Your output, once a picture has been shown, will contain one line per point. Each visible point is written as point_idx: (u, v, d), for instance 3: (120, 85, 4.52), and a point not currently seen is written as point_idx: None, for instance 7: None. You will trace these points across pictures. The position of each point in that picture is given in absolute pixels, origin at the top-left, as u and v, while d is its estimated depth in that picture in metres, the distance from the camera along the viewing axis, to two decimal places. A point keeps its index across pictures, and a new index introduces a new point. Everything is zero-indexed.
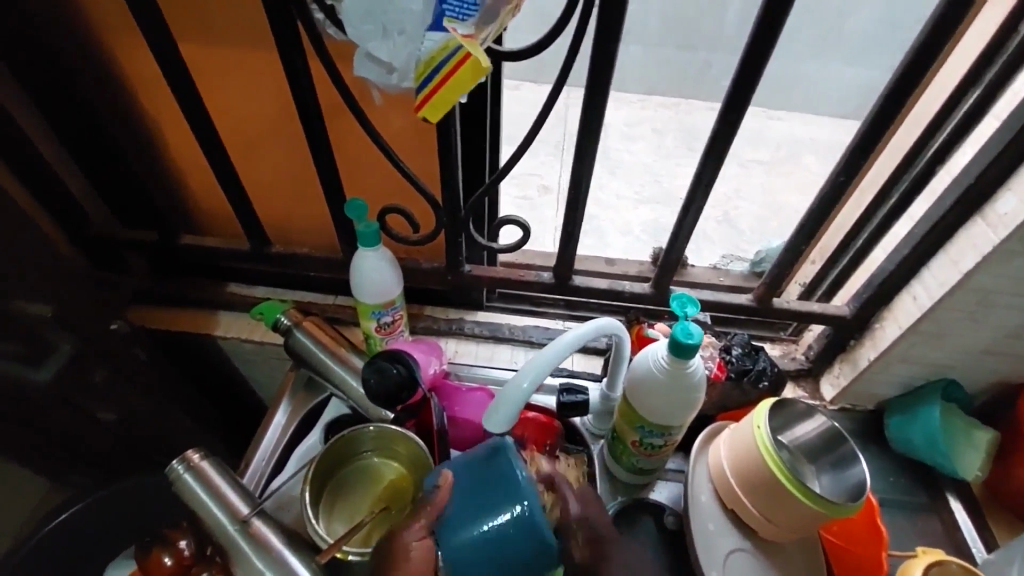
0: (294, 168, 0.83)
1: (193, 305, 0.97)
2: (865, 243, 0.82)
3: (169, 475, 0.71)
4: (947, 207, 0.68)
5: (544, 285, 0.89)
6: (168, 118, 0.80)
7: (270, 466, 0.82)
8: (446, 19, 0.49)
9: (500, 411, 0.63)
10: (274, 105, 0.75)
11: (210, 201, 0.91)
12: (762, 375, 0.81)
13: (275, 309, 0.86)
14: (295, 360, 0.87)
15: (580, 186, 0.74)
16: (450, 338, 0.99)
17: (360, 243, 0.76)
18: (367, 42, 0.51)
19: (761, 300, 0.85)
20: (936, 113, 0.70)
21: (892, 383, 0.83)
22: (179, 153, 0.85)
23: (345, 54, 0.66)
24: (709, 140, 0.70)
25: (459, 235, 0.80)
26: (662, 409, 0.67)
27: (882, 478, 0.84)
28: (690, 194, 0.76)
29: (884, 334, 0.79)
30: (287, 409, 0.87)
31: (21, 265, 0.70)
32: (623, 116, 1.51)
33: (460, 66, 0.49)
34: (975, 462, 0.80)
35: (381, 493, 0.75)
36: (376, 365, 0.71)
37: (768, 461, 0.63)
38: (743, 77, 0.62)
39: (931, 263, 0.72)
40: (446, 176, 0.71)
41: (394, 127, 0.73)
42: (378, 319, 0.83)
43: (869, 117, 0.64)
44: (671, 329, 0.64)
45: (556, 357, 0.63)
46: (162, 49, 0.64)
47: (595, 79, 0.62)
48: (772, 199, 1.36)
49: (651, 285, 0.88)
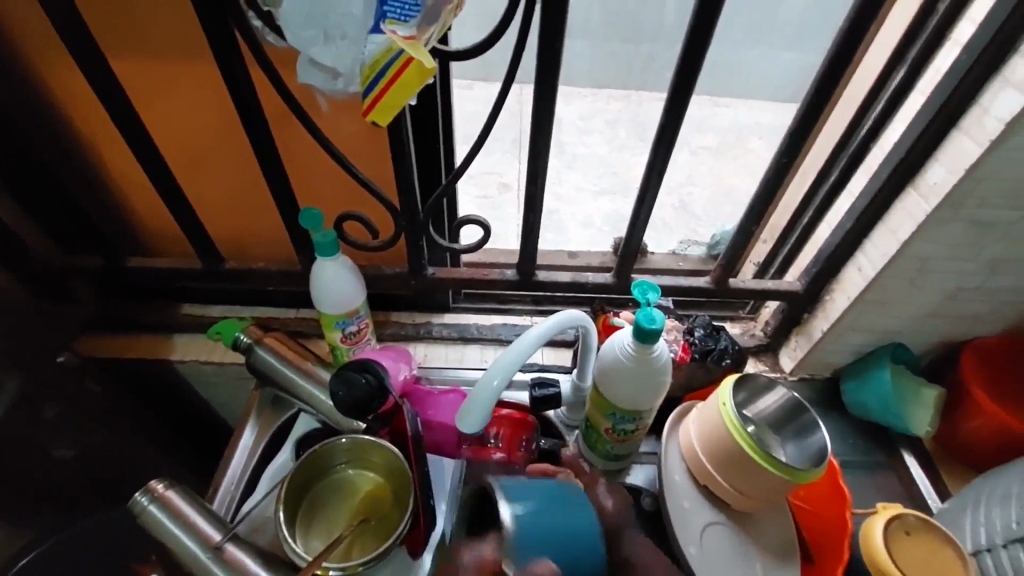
0: (244, 182, 0.81)
1: (147, 329, 0.94)
2: (811, 220, 0.86)
3: (133, 508, 0.68)
4: (882, 182, 0.72)
5: (508, 282, 0.89)
6: (103, 134, 0.76)
7: (240, 490, 0.80)
8: (388, 20, 0.48)
9: (473, 408, 0.63)
10: (215, 116, 0.73)
11: (157, 220, 0.88)
12: (724, 354, 0.84)
13: (234, 327, 0.84)
14: (258, 378, 0.85)
15: (537, 181, 0.74)
16: (419, 342, 0.98)
17: (318, 253, 0.75)
18: (309, 47, 0.51)
19: (720, 282, 0.88)
20: (868, 92, 0.73)
21: (845, 351, 0.87)
22: (118, 170, 0.81)
23: (288, 60, 0.64)
24: (659, 128, 0.71)
25: (419, 238, 0.80)
26: (632, 395, 0.68)
27: (842, 441, 0.89)
28: (644, 184, 0.77)
29: (835, 305, 0.82)
30: (254, 428, 0.85)
31: None
32: (575, 111, 1.53)
33: (405, 69, 0.49)
34: (924, 418, 0.85)
35: (359, 505, 0.74)
36: (344, 377, 0.69)
37: (733, 433, 0.66)
38: (687, 66, 0.64)
39: (872, 235, 0.76)
40: (401, 179, 0.71)
41: (344, 133, 0.71)
42: (343, 329, 0.82)
43: (807, 99, 0.67)
44: (635, 316, 0.65)
45: (525, 352, 0.63)
46: (89, 65, 0.61)
47: (543, 74, 0.62)
48: (723, 183, 1.41)
49: (613, 276, 0.90)
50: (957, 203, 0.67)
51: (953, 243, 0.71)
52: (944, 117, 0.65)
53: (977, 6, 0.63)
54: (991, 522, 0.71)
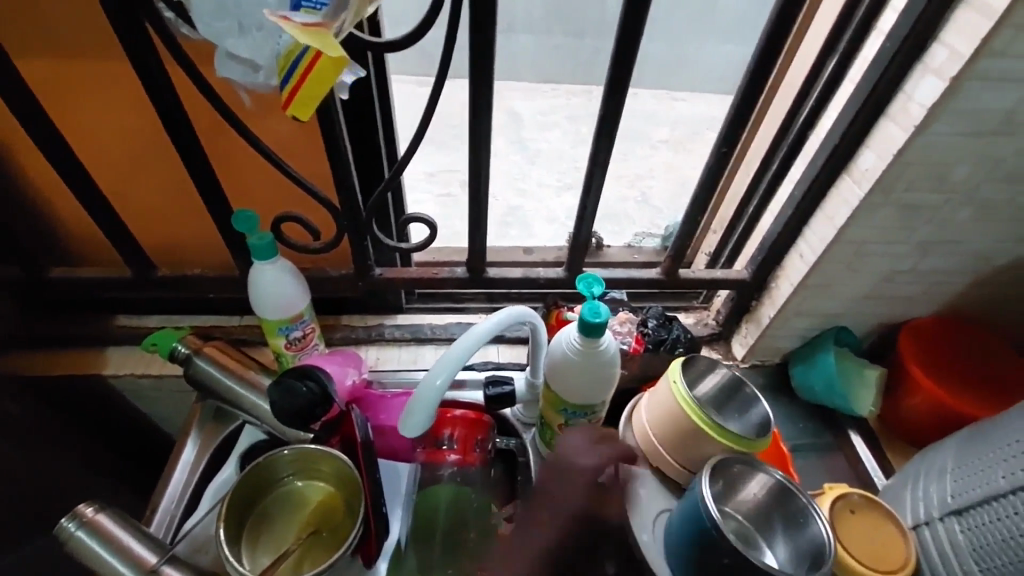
0: (174, 185, 0.76)
1: (78, 343, 0.90)
2: (756, 210, 0.87)
3: (58, 536, 0.64)
4: (819, 169, 0.73)
5: (459, 281, 0.88)
6: (11, 136, 0.71)
7: (180, 509, 0.75)
8: (301, 9, 0.45)
9: (416, 411, 0.62)
10: (136, 115, 0.69)
11: (81, 228, 0.82)
12: (677, 343, 0.86)
13: (170, 338, 0.80)
14: (198, 390, 0.81)
15: (480, 176, 0.73)
16: (371, 345, 0.95)
17: (254, 256, 0.72)
18: (224, 39, 0.48)
19: (670, 273, 0.88)
20: (803, 81, 0.74)
21: (792, 336, 0.89)
22: (31, 175, 0.75)
23: (206, 53, 0.60)
24: (600, 121, 0.70)
25: (363, 238, 0.77)
26: (581, 389, 0.68)
27: (792, 424, 0.91)
28: (589, 177, 0.77)
29: (780, 292, 0.84)
30: (196, 443, 0.81)
31: None
32: (533, 107, 1.52)
33: (317, 61, 0.46)
34: (868, 398, 0.88)
35: (308, 517, 0.72)
36: (282, 385, 0.66)
37: (704, 426, 0.67)
38: (624, 58, 0.63)
39: (811, 222, 0.78)
40: (338, 177, 0.68)
41: (273, 130, 0.68)
42: (287, 336, 0.79)
43: (742, 88, 0.68)
44: (579, 310, 0.65)
45: (468, 351, 0.62)
46: None
47: (476, 66, 0.61)
48: (679, 176, 1.42)
49: (565, 270, 0.89)
50: (887, 188, 0.68)
51: (886, 227, 0.73)
52: (872, 104, 0.66)
53: None
54: (929, 496, 0.73)
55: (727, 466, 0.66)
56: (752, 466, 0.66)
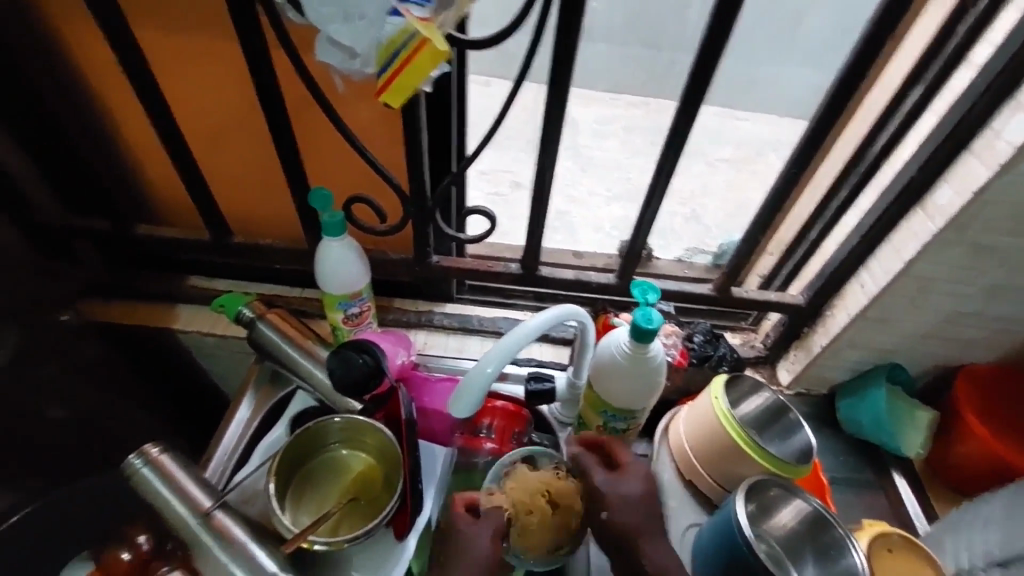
0: (259, 159, 0.82)
1: (150, 297, 0.95)
2: (817, 236, 0.86)
3: (126, 471, 0.69)
4: (891, 199, 0.72)
5: (512, 277, 0.90)
6: (121, 101, 0.78)
7: (232, 462, 0.81)
8: (408, 2, 0.49)
9: (464, 395, 0.64)
10: (234, 91, 0.74)
11: (169, 192, 0.89)
12: (722, 361, 0.86)
13: (237, 301, 0.86)
14: (258, 352, 0.86)
15: (546, 177, 0.75)
16: (419, 329, 0.99)
17: (325, 233, 0.76)
18: (328, 26, 0.51)
19: (722, 289, 0.88)
20: (881, 110, 0.73)
21: (842, 367, 0.87)
22: (131, 138, 0.82)
23: (308, 39, 0.64)
24: (671, 133, 0.71)
25: (426, 226, 0.80)
26: (623, 393, 0.70)
27: (833, 457, 0.89)
28: (652, 188, 0.77)
29: (835, 320, 0.83)
30: (251, 402, 0.86)
31: None
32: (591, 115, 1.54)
33: (419, 52, 0.50)
34: (917, 439, 0.85)
35: (348, 484, 0.75)
36: (342, 356, 0.69)
37: (745, 446, 0.67)
38: (702, 73, 0.64)
39: (877, 252, 0.76)
40: (411, 165, 0.72)
41: (357, 115, 0.72)
42: (345, 311, 0.83)
43: (820, 112, 0.67)
44: (633, 315, 0.66)
45: (522, 341, 0.63)
46: (114, 32, 0.62)
47: (558, 70, 0.63)
48: (737, 196, 1.42)
49: (616, 276, 0.91)
50: (962, 225, 0.66)
51: (957, 265, 0.71)
52: (955, 138, 0.65)
53: (994, 31, 0.63)
54: (973, 547, 0.71)
55: (765, 487, 0.65)
56: (790, 492, 0.65)
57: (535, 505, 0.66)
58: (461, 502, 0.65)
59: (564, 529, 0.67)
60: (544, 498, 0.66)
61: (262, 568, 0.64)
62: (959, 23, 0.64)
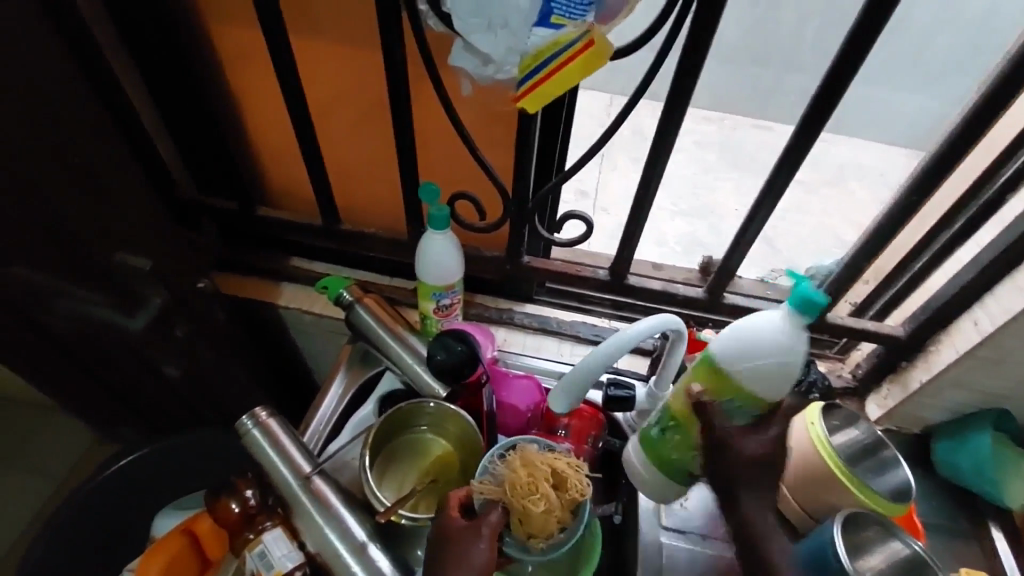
0: (374, 154, 0.87)
1: (258, 273, 1.03)
2: (923, 267, 0.83)
3: (238, 429, 0.75)
4: (1018, 234, 0.68)
5: (599, 282, 0.92)
6: (259, 94, 0.85)
7: (327, 431, 0.87)
8: (553, 15, 0.52)
9: (563, 392, 0.68)
10: (361, 90, 0.79)
11: (286, 179, 0.96)
12: (812, 387, 0.84)
13: (338, 284, 0.91)
14: (353, 333, 0.92)
15: (648, 188, 0.76)
16: (500, 326, 1.01)
17: (430, 225, 0.80)
18: (473, 34, 0.55)
19: (817, 313, 0.87)
20: (1013, 140, 0.70)
21: (942, 407, 0.83)
22: (262, 128, 0.89)
23: (443, 46, 0.67)
24: (784, 153, 0.70)
25: (523, 227, 0.83)
26: (767, 382, 0.67)
27: (924, 500, 0.85)
28: (755, 207, 0.77)
29: (940, 357, 0.79)
30: (343, 380, 0.91)
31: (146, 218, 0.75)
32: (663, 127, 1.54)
33: (565, 65, 0.55)
34: (1021, 491, 0.80)
35: (428, 467, 0.78)
36: (442, 342, 0.73)
37: (841, 475, 0.64)
38: (824, 95, 0.63)
39: (996, 289, 0.72)
40: (519, 167, 0.75)
41: (473, 117, 0.75)
42: (437, 301, 0.87)
43: (950, 139, 0.65)
44: (795, 291, 0.64)
45: (621, 345, 0.64)
46: (271, 31, 0.68)
47: (679, 84, 0.64)
48: (811, 221, 1.35)
49: (706, 291, 0.90)
50: None
51: None
52: None
53: None
54: None
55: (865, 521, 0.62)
56: (889, 531, 0.62)
57: (537, 484, 0.61)
58: (454, 504, 0.63)
59: (565, 508, 0.63)
60: (544, 475, 0.62)
61: (354, 534, 0.69)
62: None
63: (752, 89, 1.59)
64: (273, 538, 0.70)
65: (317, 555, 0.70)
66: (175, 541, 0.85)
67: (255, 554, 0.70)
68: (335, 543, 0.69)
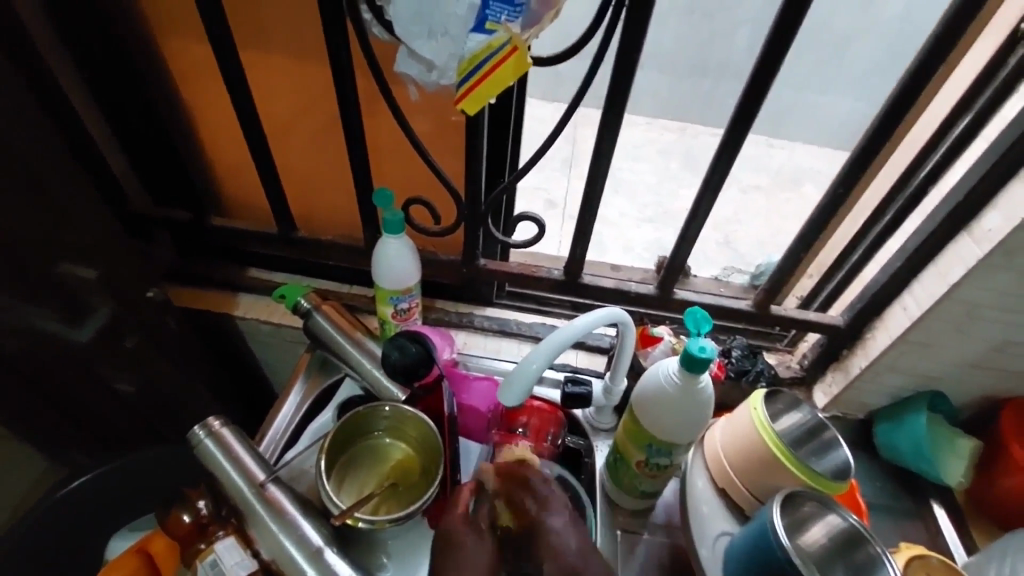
0: (330, 162, 0.88)
1: (215, 284, 1.02)
2: (860, 258, 0.87)
3: (190, 441, 0.74)
4: (937, 223, 0.73)
5: (555, 282, 0.94)
6: (211, 104, 0.85)
7: (284, 440, 0.86)
8: (488, 22, 0.55)
9: (513, 385, 0.67)
10: (314, 97, 0.81)
11: (241, 188, 0.97)
12: (760, 376, 0.90)
13: (296, 292, 0.90)
14: (312, 340, 0.91)
15: (596, 187, 0.79)
16: (460, 329, 1.02)
17: (385, 230, 0.80)
18: (413, 41, 0.57)
19: (761, 306, 0.91)
20: (930, 136, 0.75)
21: (883, 392, 0.88)
22: (214, 137, 0.90)
23: (390, 52, 0.70)
24: (721, 151, 0.74)
25: (477, 229, 0.85)
26: (673, 426, 0.68)
27: (870, 483, 0.90)
28: (698, 203, 0.81)
29: (875, 343, 0.83)
30: (301, 389, 0.91)
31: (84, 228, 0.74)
32: (626, 138, 1.63)
33: (504, 62, 0.57)
34: (957, 468, 0.85)
35: (387, 472, 0.77)
36: (396, 342, 0.75)
37: (779, 454, 0.67)
38: (752, 94, 0.68)
39: (921, 276, 0.77)
40: (470, 171, 0.76)
41: (429, 125, 0.79)
42: (395, 305, 0.87)
43: (869, 133, 0.70)
44: (686, 344, 0.66)
45: (568, 339, 0.67)
46: (216, 39, 0.69)
47: (617, 84, 0.67)
48: (771, 224, 1.44)
49: (656, 287, 0.93)
50: (1010, 252, 0.67)
51: (1004, 291, 0.70)
52: (1003, 166, 0.66)
53: None
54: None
55: (803, 498, 0.64)
56: (826, 506, 0.64)
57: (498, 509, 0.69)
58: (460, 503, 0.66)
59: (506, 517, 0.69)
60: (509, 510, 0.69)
61: (309, 540, 0.68)
62: (1011, 53, 0.66)
63: (708, 98, 1.67)
64: (225, 548, 0.68)
65: (271, 562, 0.69)
66: (129, 559, 0.79)
67: (206, 564, 0.68)
68: (290, 549, 0.68)
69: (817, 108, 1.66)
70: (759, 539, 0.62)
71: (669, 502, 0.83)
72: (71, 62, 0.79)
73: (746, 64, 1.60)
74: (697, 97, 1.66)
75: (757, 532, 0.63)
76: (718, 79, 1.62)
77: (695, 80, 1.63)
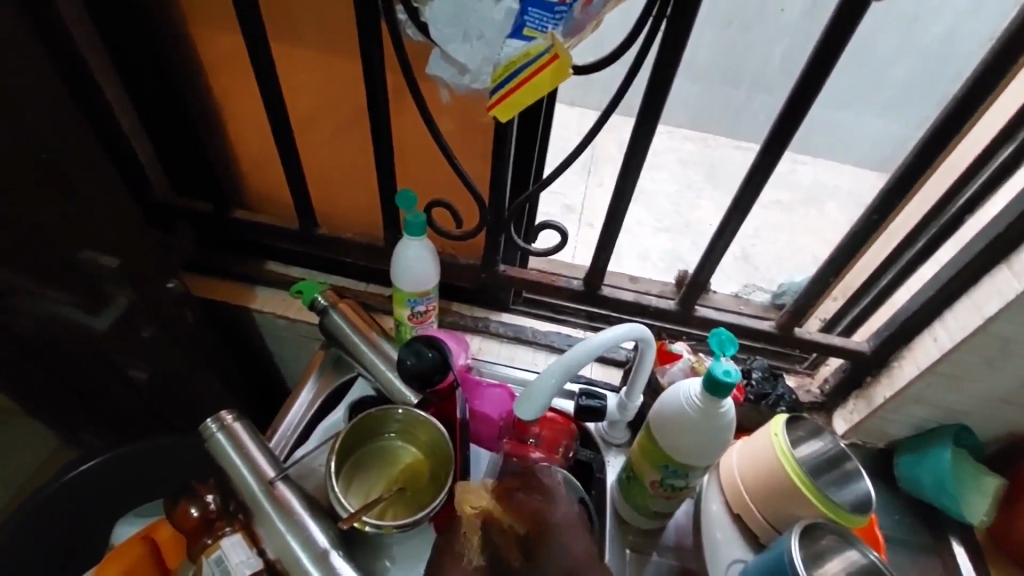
0: (355, 159, 0.88)
1: (233, 276, 1.02)
2: (889, 284, 0.85)
3: (202, 433, 0.74)
4: (974, 254, 0.70)
5: (574, 292, 0.93)
6: (239, 97, 0.85)
7: (294, 438, 0.86)
8: (525, 29, 0.54)
9: (532, 397, 0.66)
10: (344, 94, 0.80)
11: (265, 181, 0.97)
12: (780, 401, 0.87)
13: (313, 289, 0.90)
14: (327, 338, 0.90)
15: (622, 199, 0.78)
16: (475, 334, 1.01)
17: (406, 232, 0.79)
18: (448, 43, 0.57)
19: (784, 328, 0.89)
20: (971, 163, 0.73)
21: (906, 423, 0.85)
22: (240, 128, 0.90)
23: (422, 55, 0.70)
24: (754, 166, 0.73)
25: (499, 235, 0.84)
26: (690, 449, 0.66)
27: (888, 515, 0.87)
28: (726, 219, 0.79)
29: (902, 372, 0.81)
30: (314, 386, 0.90)
31: (109, 216, 0.74)
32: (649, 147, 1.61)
33: (542, 71, 0.55)
34: (980, 506, 0.82)
35: (397, 475, 0.76)
36: (412, 347, 0.74)
37: (798, 482, 0.65)
38: (789, 114, 0.66)
39: (954, 306, 0.75)
40: (495, 176, 0.75)
41: (455, 128, 0.78)
42: (412, 307, 0.86)
43: (908, 157, 0.68)
44: (710, 366, 0.64)
45: (589, 354, 0.65)
46: (249, 33, 0.69)
47: (651, 96, 0.66)
48: (793, 241, 1.42)
49: (677, 303, 0.92)
50: None
51: None
52: None
53: None
54: None
55: (822, 529, 0.62)
56: (845, 539, 0.62)
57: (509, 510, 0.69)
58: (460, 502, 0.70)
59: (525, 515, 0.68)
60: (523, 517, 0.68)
61: (316, 542, 0.68)
62: None
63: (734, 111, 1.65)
64: (231, 544, 0.68)
65: (276, 561, 0.68)
66: (133, 547, 0.78)
67: (211, 560, 0.67)
68: (296, 550, 0.67)
69: (845, 125, 1.63)
70: (777, 566, 0.60)
71: (680, 523, 0.81)
72: (105, 50, 0.79)
73: (777, 76, 1.57)
74: (724, 109, 1.64)
75: (774, 559, 0.61)
76: (747, 91, 1.59)
77: (723, 90, 1.61)
